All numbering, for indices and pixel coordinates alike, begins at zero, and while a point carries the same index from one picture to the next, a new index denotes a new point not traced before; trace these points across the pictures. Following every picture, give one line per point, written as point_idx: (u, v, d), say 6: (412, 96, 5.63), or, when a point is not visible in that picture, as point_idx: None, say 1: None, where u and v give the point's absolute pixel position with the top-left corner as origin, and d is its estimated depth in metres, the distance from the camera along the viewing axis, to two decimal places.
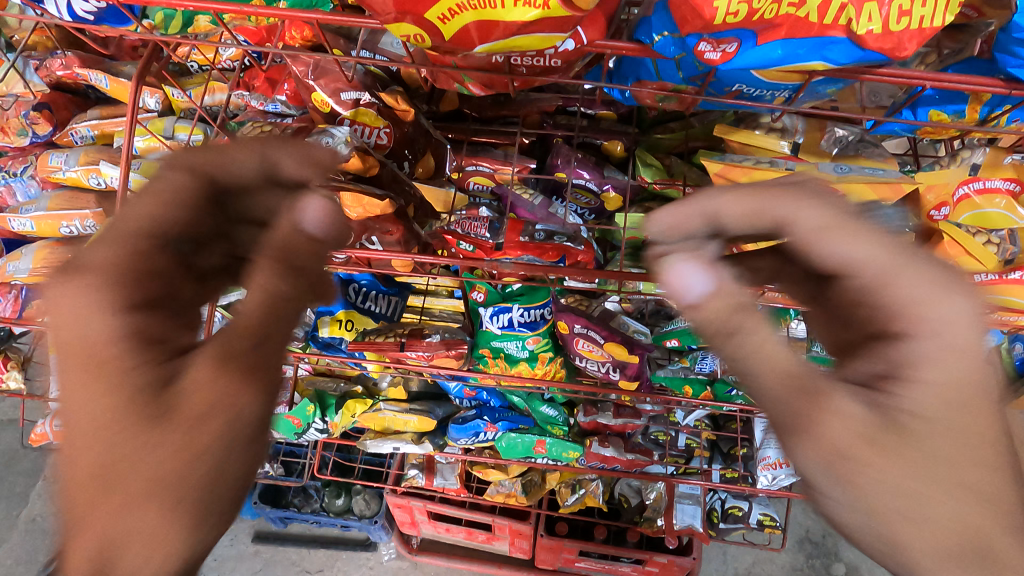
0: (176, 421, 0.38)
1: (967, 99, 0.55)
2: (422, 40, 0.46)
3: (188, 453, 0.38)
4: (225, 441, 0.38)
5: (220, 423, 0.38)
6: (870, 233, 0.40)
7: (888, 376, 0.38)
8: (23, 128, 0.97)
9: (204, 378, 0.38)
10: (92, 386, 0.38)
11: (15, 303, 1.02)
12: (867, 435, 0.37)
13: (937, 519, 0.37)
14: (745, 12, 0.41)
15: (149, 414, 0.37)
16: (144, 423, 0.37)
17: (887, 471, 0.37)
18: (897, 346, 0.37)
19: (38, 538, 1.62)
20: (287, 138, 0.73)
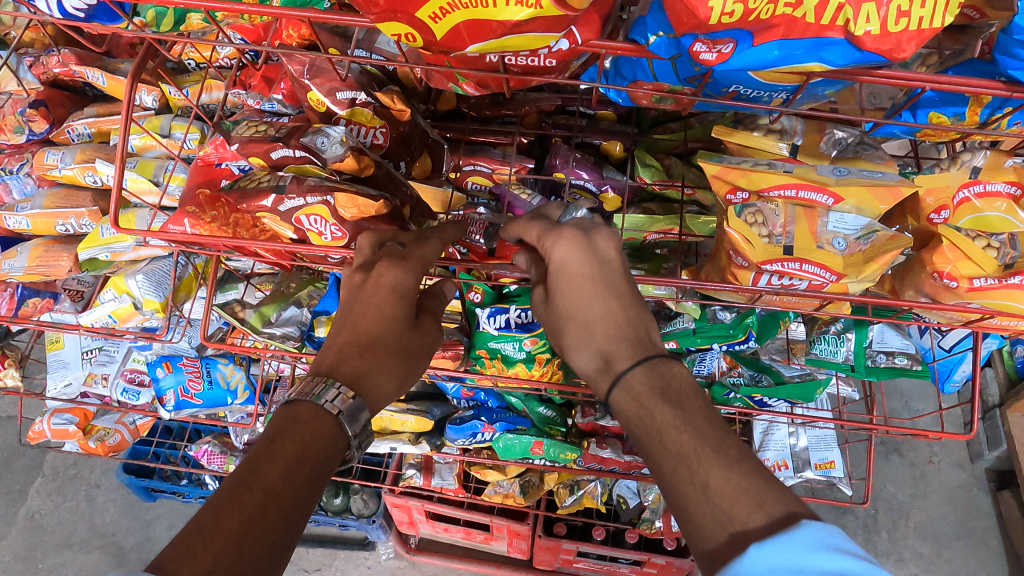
0: (423, 334, 0.65)
1: (966, 102, 0.54)
2: (414, 39, 0.45)
3: (417, 355, 0.65)
4: (424, 354, 0.66)
5: (428, 344, 0.66)
6: (605, 240, 0.59)
7: (574, 299, 0.58)
8: (20, 126, 0.96)
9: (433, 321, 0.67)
10: (394, 302, 0.62)
11: (10, 301, 1.02)
12: (570, 341, 0.59)
13: (634, 394, 0.54)
14: (740, 12, 0.40)
15: (411, 323, 0.64)
16: (408, 332, 0.63)
17: (581, 352, 0.59)
18: (559, 283, 0.59)
19: (36, 535, 1.62)
20: (281, 138, 0.73)
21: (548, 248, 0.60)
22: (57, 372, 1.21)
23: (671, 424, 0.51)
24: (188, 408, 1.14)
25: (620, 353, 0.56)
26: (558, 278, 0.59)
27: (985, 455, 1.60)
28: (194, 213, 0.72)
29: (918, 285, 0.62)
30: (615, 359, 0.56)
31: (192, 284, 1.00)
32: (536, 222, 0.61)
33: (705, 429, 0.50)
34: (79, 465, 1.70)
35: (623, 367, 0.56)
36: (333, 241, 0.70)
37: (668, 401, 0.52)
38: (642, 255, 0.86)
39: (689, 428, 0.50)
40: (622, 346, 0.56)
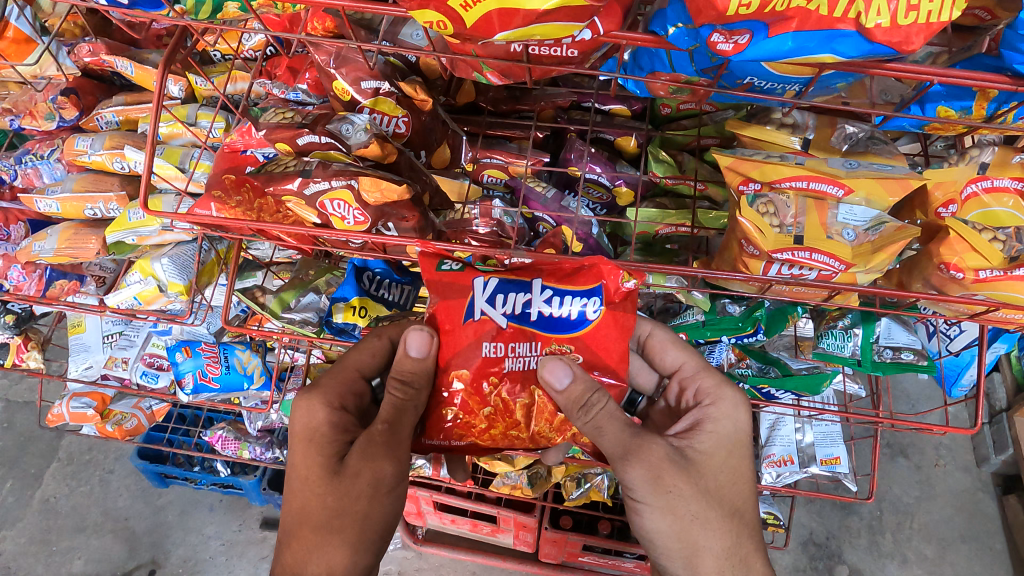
0: (348, 479, 0.63)
1: (973, 96, 0.57)
2: (445, 27, 0.48)
3: (354, 501, 0.64)
4: (372, 490, 0.64)
5: (365, 481, 0.63)
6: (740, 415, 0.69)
7: (711, 456, 0.65)
8: (51, 112, 0.98)
9: (360, 452, 0.64)
10: (305, 454, 0.65)
11: (38, 282, 1.04)
12: (694, 477, 0.63)
13: (709, 544, 0.63)
14: (757, 4, 0.42)
15: (330, 473, 0.64)
16: (327, 484, 0.64)
17: (690, 491, 0.62)
18: (715, 439, 0.66)
19: (51, 518, 1.65)
20: (307, 126, 0.76)
21: (721, 409, 0.68)
22: (79, 355, 1.23)
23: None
24: (205, 391, 1.15)
25: (727, 513, 0.64)
26: (708, 436, 0.66)
27: (991, 459, 1.60)
28: (219, 198, 0.74)
29: (926, 276, 0.64)
30: (718, 511, 0.63)
31: (214, 269, 1.03)
32: (688, 355, 0.73)
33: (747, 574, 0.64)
34: (94, 450, 1.73)
35: (717, 521, 0.63)
36: (355, 225, 0.71)
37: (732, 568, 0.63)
38: (653, 249, 0.89)
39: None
40: (733, 507, 0.65)
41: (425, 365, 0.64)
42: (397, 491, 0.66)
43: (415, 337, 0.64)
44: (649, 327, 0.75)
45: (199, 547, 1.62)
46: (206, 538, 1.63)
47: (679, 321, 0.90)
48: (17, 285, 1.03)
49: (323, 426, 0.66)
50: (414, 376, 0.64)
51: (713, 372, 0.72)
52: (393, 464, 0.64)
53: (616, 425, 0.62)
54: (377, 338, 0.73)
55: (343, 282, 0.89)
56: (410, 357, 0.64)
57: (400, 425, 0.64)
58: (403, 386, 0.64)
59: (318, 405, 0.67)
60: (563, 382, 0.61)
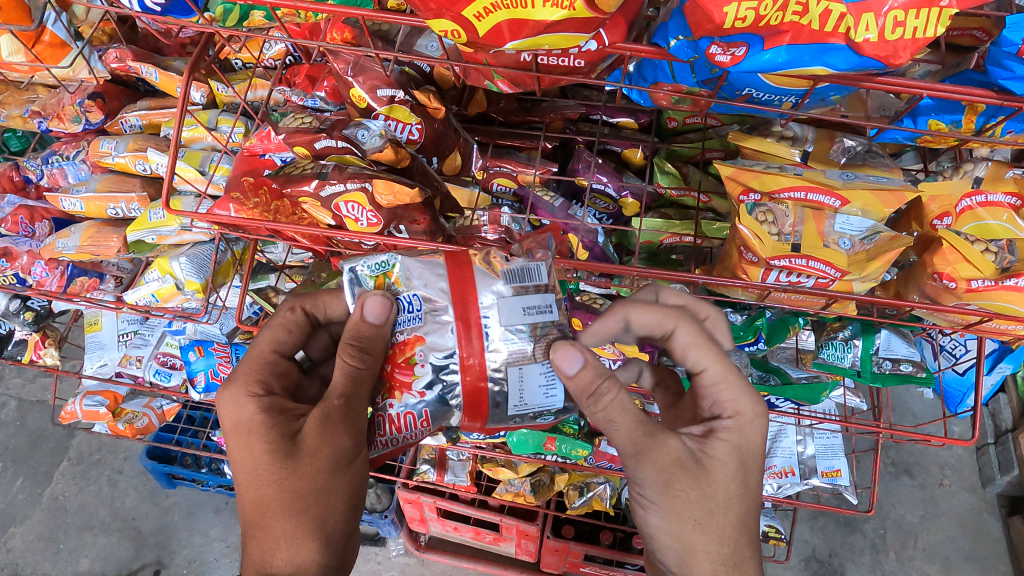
0: (304, 459, 0.61)
1: (962, 110, 0.60)
2: (459, 36, 0.51)
3: (314, 477, 0.61)
4: (332, 466, 0.61)
5: (325, 457, 0.61)
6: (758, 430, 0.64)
7: (723, 463, 0.62)
8: (78, 116, 1.03)
9: (315, 431, 0.61)
10: (247, 445, 0.61)
11: (61, 278, 1.07)
12: (698, 481, 0.61)
13: (707, 548, 0.61)
14: (752, 18, 0.45)
15: (282, 457, 0.61)
16: (281, 471, 0.60)
17: (694, 497, 0.61)
18: (728, 447, 0.63)
19: (59, 516, 1.67)
20: (324, 130, 0.79)
21: (737, 419, 0.64)
22: (94, 352, 1.24)
23: None
24: (216, 391, 1.14)
25: (732, 521, 0.62)
26: (722, 443, 0.63)
27: (996, 480, 1.59)
28: (238, 199, 0.77)
29: (920, 287, 0.67)
30: (720, 518, 0.61)
31: (229, 269, 1.05)
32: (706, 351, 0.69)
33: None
34: (103, 450, 1.75)
35: (720, 528, 0.61)
36: (368, 227, 0.75)
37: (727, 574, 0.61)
38: (658, 259, 0.90)
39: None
40: (738, 516, 0.62)
41: (380, 332, 0.63)
42: (358, 463, 0.63)
43: (372, 302, 0.63)
44: (673, 323, 0.69)
45: (204, 548, 1.64)
46: (211, 539, 1.65)
47: None
48: (40, 281, 1.07)
49: (258, 414, 0.62)
50: (371, 344, 0.62)
51: (736, 378, 0.65)
52: (352, 437, 0.61)
53: (628, 419, 0.61)
54: (290, 311, 0.69)
55: None
56: (367, 323, 0.62)
57: (358, 396, 0.62)
58: (359, 355, 0.62)
59: (241, 396, 0.63)
60: (574, 367, 0.62)
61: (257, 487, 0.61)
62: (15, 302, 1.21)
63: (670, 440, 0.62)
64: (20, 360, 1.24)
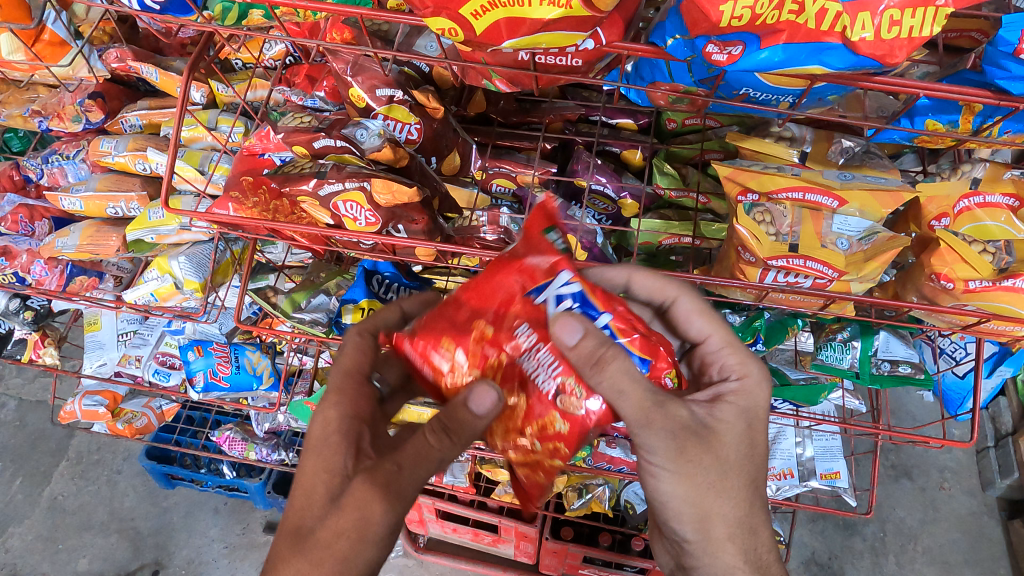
0: (340, 511, 0.55)
1: (960, 110, 0.60)
2: (456, 35, 0.51)
3: (338, 537, 0.55)
4: (357, 534, 0.55)
5: (353, 520, 0.55)
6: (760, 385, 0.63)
7: (733, 423, 0.60)
8: (78, 115, 1.03)
9: (366, 487, 0.56)
10: (309, 460, 0.58)
11: (60, 277, 1.07)
12: (712, 446, 0.58)
13: (722, 512, 0.59)
14: (748, 17, 0.45)
15: (329, 497, 0.56)
16: (324, 509, 0.56)
17: (710, 462, 0.57)
18: (735, 409, 0.61)
19: (58, 516, 1.67)
20: (323, 130, 0.79)
21: (745, 383, 0.62)
22: (93, 352, 1.23)
23: (737, 554, 0.60)
24: (215, 391, 1.14)
25: (745, 482, 0.59)
26: (727, 403, 0.61)
27: (996, 483, 1.59)
28: (237, 198, 0.77)
29: (919, 287, 0.67)
30: (734, 479, 0.59)
31: (229, 268, 1.05)
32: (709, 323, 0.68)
33: (759, 544, 0.60)
34: (103, 450, 1.75)
35: (733, 491, 0.59)
36: (367, 226, 0.75)
37: (739, 537, 0.60)
38: (657, 260, 0.90)
39: (749, 547, 0.60)
40: (750, 477, 0.60)
41: (475, 424, 0.57)
42: (384, 541, 0.57)
43: (482, 393, 0.57)
44: (675, 293, 0.69)
45: (203, 549, 1.63)
46: (210, 540, 1.65)
47: None
48: (39, 280, 1.07)
49: (335, 437, 0.58)
50: (458, 429, 0.57)
51: (740, 348, 0.66)
52: (389, 512, 0.56)
53: (639, 391, 0.54)
54: (361, 335, 0.65)
55: (352, 286, 0.90)
56: (468, 410, 0.57)
57: (416, 472, 0.57)
58: (441, 433, 0.58)
59: (333, 414, 0.59)
60: (573, 336, 0.55)
61: (298, 509, 0.57)
62: (14, 301, 1.21)
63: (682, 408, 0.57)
64: (20, 359, 1.24)
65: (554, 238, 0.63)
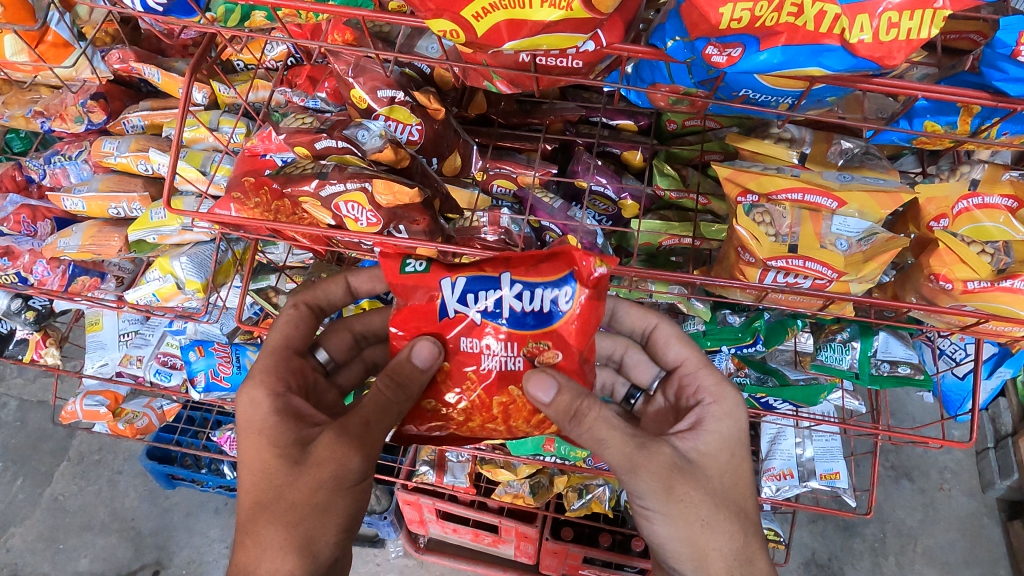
0: (310, 469, 0.60)
1: (958, 111, 0.61)
2: (457, 36, 0.51)
3: (313, 492, 0.60)
4: (334, 484, 0.60)
5: (328, 473, 0.60)
6: (735, 411, 0.68)
7: (713, 454, 0.64)
8: (80, 116, 1.03)
9: (329, 444, 0.60)
10: (257, 443, 0.62)
11: (62, 278, 1.07)
12: (698, 480, 0.61)
13: (720, 546, 0.61)
14: (747, 19, 0.45)
15: (290, 464, 0.61)
16: (286, 476, 0.60)
17: (698, 494, 0.61)
18: (714, 438, 0.65)
19: (58, 516, 1.67)
20: (325, 131, 0.79)
21: (722, 408, 0.67)
22: (95, 352, 1.24)
23: None
24: (216, 391, 1.14)
25: (734, 512, 0.62)
26: (708, 435, 0.65)
27: (996, 484, 1.59)
28: (239, 199, 0.77)
29: (917, 288, 0.67)
30: (724, 510, 0.62)
31: (230, 269, 1.05)
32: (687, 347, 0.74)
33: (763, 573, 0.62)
34: (104, 450, 1.76)
35: (726, 523, 0.61)
36: (368, 226, 0.75)
37: (742, 567, 0.62)
38: (656, 261, 0.91)
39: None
40: (739, 505, 0.63)
41: (422, 373, 0.63)
42: (362, 485, 0.62)
43: (421, 345, 0.63)
44: (656, 319, 0.76)
45: (203, 549, 1.64)
46: (210, 540, 1.65)
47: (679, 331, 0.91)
48: (42, 280, 1.07)
49: (272, 415, 0.63)
50: (407, 379, 0.62)
51: (715, 369, 0.72)
52: (361, 458, 0.61)
53: (617, 436, 0.60)
54: (296, 308, 0.73)
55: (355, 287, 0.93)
56: (413, 365, 0.63)
57: (380, 422, 0.62)
58: (394, 388, 0.62)
59: (260, 395, 0.64)
60: (549, 395, 0.60)
61: (261, 489, 0.60)
62: (17, 301, 1.21)
63: (664, 448, 0.62)
64: (21, 359, 1.24)
65: (411, 267, 0.67)
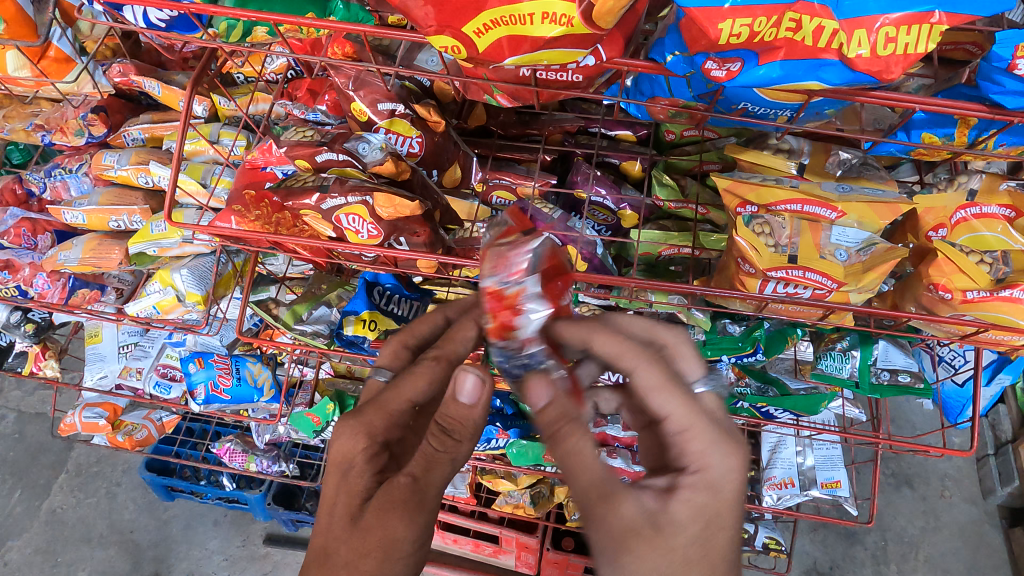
0: (361, 532, 0.57)
1: (955, 123, 0.62)
2: (459, 52, 0.52)
3: (362, 558, 0.56)
4: (384, 554, 0.56)
5: (377, 540, 0.56)
6: (722, 468, 0.54)
7: (695, 510, 0.52)
8: (81, 129, 1.04)
9: (381, 506, 0.57)
10: (337, 486, 0.59)
11: (62, 290, 1.07)
12: (661, 544, 0.51)
13: None
14: (747, 34, 0.46)
15: (348, 519, 0.58)
16: (344, 531, 0.57)
17: (653, 563, 0.50)
18: (694, 498, 0.53)
19: (57, 530, 1.66)
20: (325, 144, 0.79)
21: (702, 458, 0.54)
22: (93, 364, 1.22)
23: None
24: (216, 402, 1.14)
25: None
26: (688, 485, 0.53)
27: (997, 491, 1.59)
28: (239, 212, 0.77)
29: (917, 297, 0.67)
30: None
31: (230, 281, 1.05)
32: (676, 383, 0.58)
33: None
34: (102, 462, 1.75)
35: None
36: (368, 239, 0.75)
37: None
38: (656, 270, 0.90)
39: None
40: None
41: (472, 417, 0.58)
42: (413, 554, 0.58)
43: (465, 384, 0.57)
44: (664, 339, 0.66)
45: (203, 561, 1.62)
46: (210, 552, 1.64)
47: None
48: (42, 293, 1.07)
49: (360, 458, 0.59)
50: (456, 428, 0.58)
51: (699, 410, 0.56)
52: (409, 527, 0.57)
53: (586, 466, 0.53)
54: (434, 362, 0.62)
55: (353, 297, 0.90)
56: (458, 407, 0.58)
57: (430, 482, 0.58)
58: (441, 437, 0.58)
59: (361, 432, 0.60)
60: (540, 403, 0.56)
61: (332, 531, 0.58)
62: (16, 313, 1.21)
63: (626, 506, 0.52)
64: (20, 372, 1.24)
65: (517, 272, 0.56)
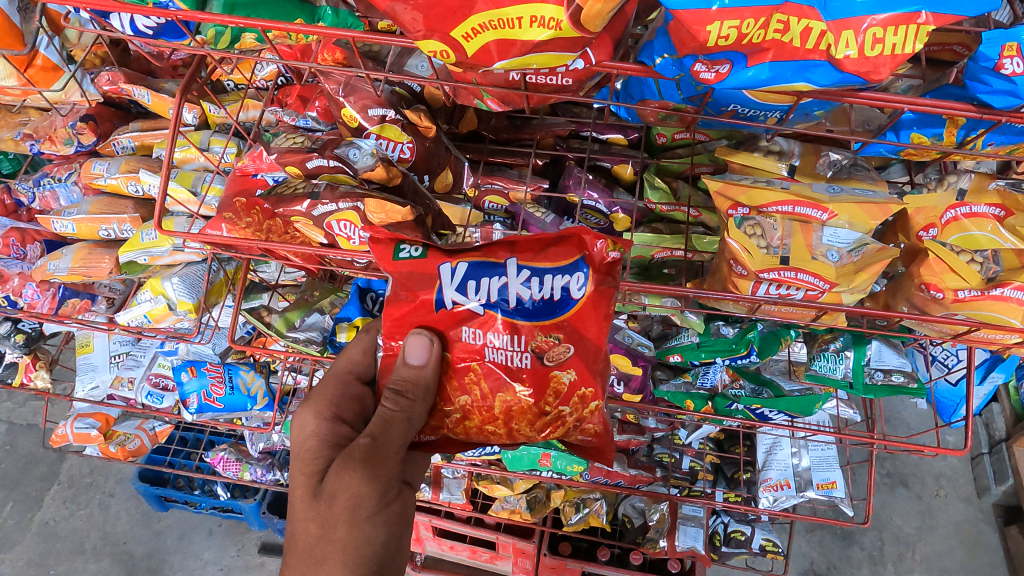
0: (325, 501, 0.59)
1: (943, 123, 0.62)
2: (447, 57, 0.52)
3: (331, 524, 0.59)
4: (351, 515, 0.59)
5: (342, 504, 0.59)
6: None
7: None
8: (70, 138, 1.03)
9: (339, 474, 0.59)
10: (296, 470, 0.63)
11: (52, 300, 1.06)
12: None
13: None
14: (735, 36, 0.46)
15: (311, 495, 0.61)
16: (309, 507, 0.60)
17: None
18: None
19: (49, 542, 1.65)
20: (316, 150, 0.78)
21: None
22: (85, 375, 1.21)
23: None
24: (209, 411, 1.13)
25: None
26: None
27: (992, 489, 1.59)
28: (230, 219, 0.77)
29: (909, 297, 0.68)
30: None
31: (222, 289, 1.04)
32: None
33: None
34: (95, 473, 1.73)
35: None
36: (360, 245, 0.75)
37: None
38: (649, 273, 0.90)
39: None
40: None
41: (419, 375, 0.63)
42: (380, 513, 0.61)
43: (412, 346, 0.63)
44: None
45: (197, 572, 1.61)
46: (204, 563, 1.62)
47: (675, 343, 0.90)
48: (31, 303, 1.06)
49: (311, 439, 0.63)
50: (407, 387, 0.62)
51: None
52: (371, 483, 0.59)
53: None
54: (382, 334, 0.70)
55: (346, 303, 0.91)
56: (408, 365, 0.63)
57: (386, 439, 0.61)
58: (395, 399, 0.62)
59: (309, 417, 0.65)
60: None
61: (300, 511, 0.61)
62: (5, 324, 1.20)
63: None
64: (10, 383, 1.23)
65: (406, 253, 0.66)
